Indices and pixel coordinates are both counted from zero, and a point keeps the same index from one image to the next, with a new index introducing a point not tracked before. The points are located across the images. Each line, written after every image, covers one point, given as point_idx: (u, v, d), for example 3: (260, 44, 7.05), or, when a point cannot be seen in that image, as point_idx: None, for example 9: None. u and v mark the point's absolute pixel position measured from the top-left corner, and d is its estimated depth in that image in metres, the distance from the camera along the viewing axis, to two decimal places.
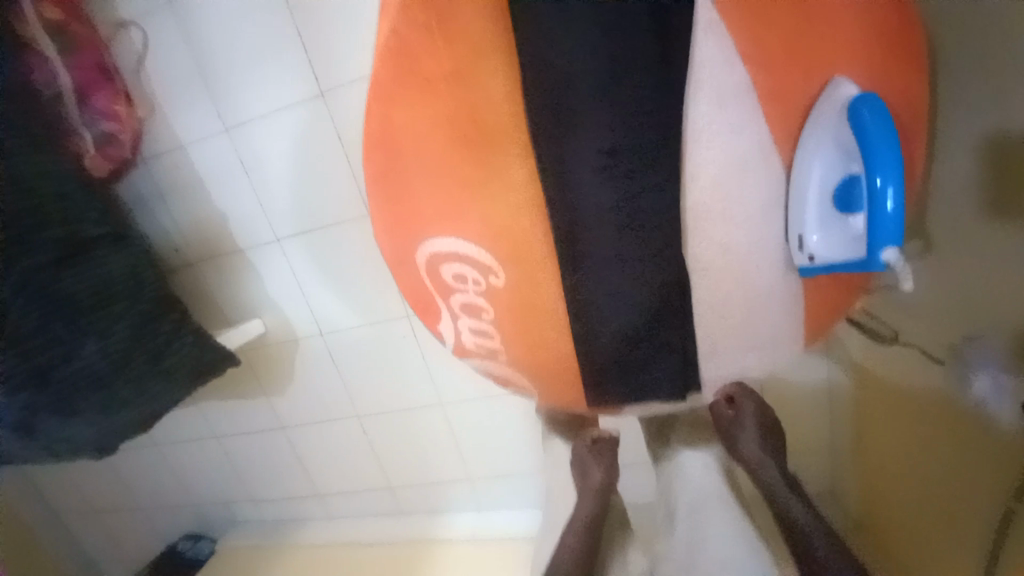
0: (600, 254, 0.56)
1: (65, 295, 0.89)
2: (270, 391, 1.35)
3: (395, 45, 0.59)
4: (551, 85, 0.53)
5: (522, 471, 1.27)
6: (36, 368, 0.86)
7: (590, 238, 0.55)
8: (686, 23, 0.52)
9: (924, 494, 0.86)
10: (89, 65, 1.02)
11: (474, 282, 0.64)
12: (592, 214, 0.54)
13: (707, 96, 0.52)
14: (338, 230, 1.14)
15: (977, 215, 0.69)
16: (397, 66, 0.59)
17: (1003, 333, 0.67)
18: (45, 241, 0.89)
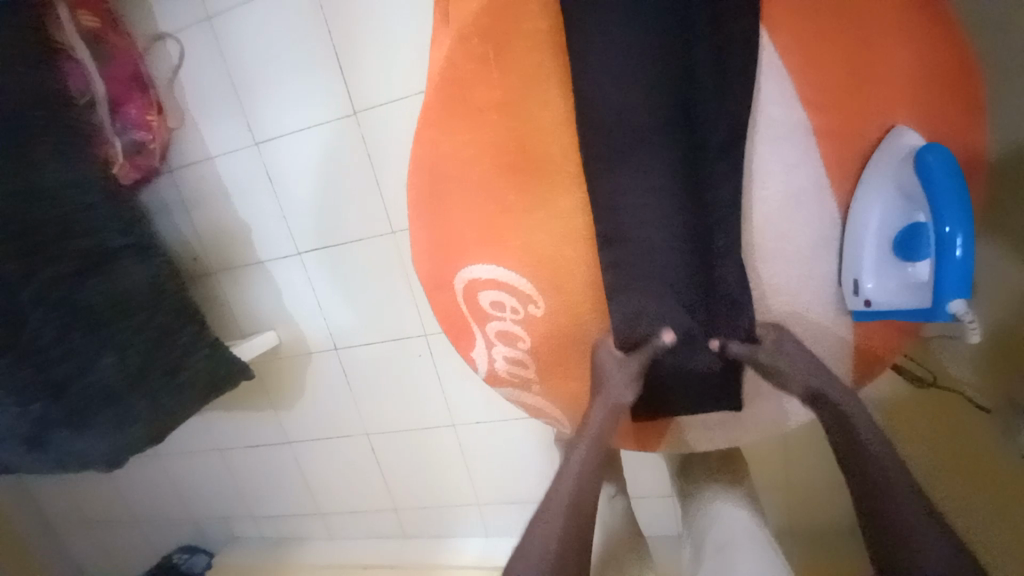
0: (642, 242, 0.55)
1: (84, 304, 0.89)
2: (278, 405, 1.33)
3: (452, 75, 0.58)
4: (605, 125, 0.53)
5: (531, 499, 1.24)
6: (52, 380, 0.84)
7: (636, 239, 0.55)
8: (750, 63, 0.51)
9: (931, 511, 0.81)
10: (124, 74, 1.02)
11: (512, 310, 0.62)
12: (640, 227, 0.55)
13: (766, 134, 0.51)
14: (360, 247, 1.14)
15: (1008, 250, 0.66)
16: (450, 94, 0.58)
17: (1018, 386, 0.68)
18: (70, 251, 0.88)
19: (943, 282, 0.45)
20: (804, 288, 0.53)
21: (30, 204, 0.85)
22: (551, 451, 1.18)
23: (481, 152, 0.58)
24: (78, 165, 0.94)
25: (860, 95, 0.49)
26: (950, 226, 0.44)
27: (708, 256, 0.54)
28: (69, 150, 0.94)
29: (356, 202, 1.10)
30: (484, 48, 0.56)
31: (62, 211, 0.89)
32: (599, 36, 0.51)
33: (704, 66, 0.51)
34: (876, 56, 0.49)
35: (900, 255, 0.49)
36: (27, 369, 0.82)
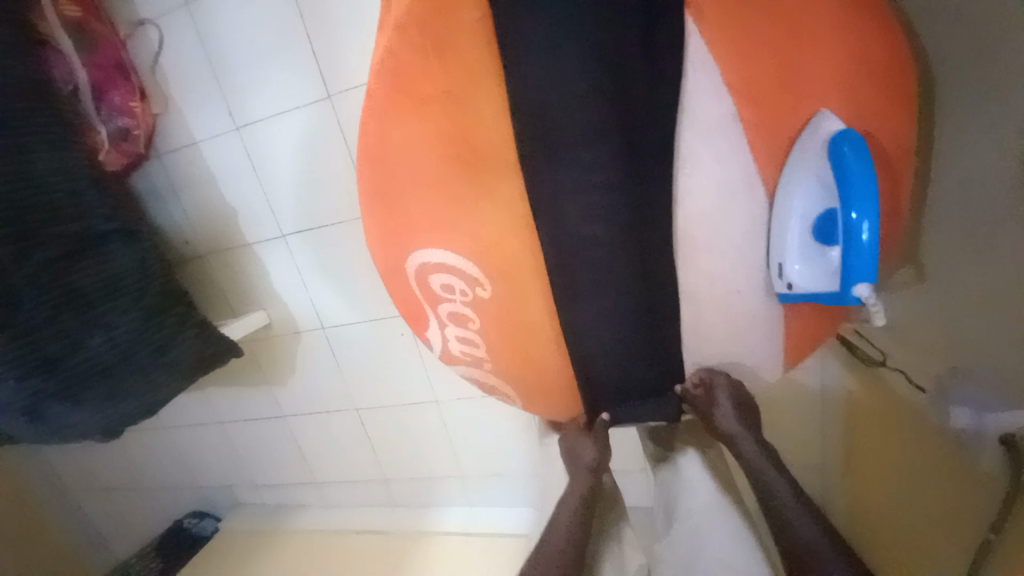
0: (576, 233, 0.58)
1: (75, 289, 0.93)
2: (272, 380, 1.40)
3: (392, 64, 0.59)
4: (540, 118, 0.55)
5: (512, 472, 1.29)
6: (44, 358, 0.89)
7: (571, 228, 0.58)
8: (679, 53, 0.51)
9: (908, 503, 0.81)
10: (106, 62, 1.04)
11: (462, 292, 0.65)
12: (575, 215, 0.57)
13: (694, 127, 0.53)
14: (341, 230, 1.17)
15: (955, 232, 0.64)
16: (393, 84, 0.59)
17: (989, 366, 0.61)
18: (53, 237, 0.92)
19: (851, 265, 0.47)
20: (736, 273, 0.56)
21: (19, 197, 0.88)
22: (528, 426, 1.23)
23: (424, 142, 0.60)
24: (65, 155, 0.97)
25: (784, 85, 0.50)
26: (857, 212, 0.46)
27: (646, 243, 0.56)
28: (56, 141, 0.95)
29: (334, 187, 1.13)
30: (424, 34, 0.57)
31: (45, 200, 0.92)
32: (533, 28, 0.53)
33: (633, 56, 0.52)
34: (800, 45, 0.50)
35: (820, 241, 0.50)
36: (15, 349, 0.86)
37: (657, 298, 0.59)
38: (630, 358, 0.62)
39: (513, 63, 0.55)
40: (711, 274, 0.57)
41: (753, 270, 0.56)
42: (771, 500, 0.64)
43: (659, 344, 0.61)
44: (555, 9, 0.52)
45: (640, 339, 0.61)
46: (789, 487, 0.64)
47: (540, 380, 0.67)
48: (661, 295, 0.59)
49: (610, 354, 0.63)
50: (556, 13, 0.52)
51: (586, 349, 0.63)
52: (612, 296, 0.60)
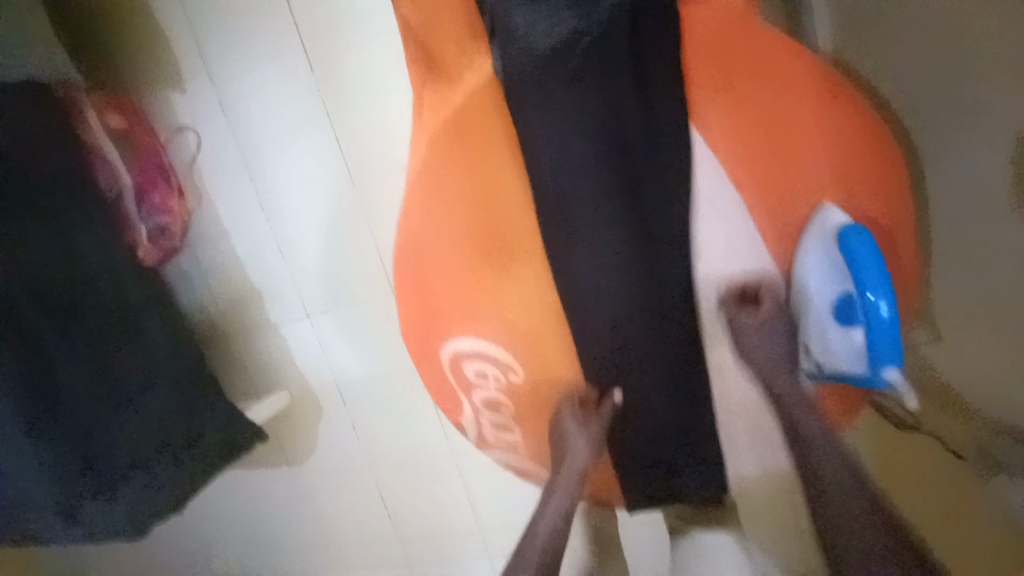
0: (601, 318, 0.61)
1: (116, 381, 0.97)
2: (293, 459, 1.39)
3: (420, 173, 0.65)
4: (562, 220, 0.60)
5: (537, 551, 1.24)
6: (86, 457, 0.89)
7: (597, 314, 0.61)
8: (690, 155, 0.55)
9: None
10: (148, 165, 1.15)
11: (494, 378, 0.67)
12: (603, 302, 0.61)
13: (709, 220, 0.56)
14: (364, 307, 1.21)
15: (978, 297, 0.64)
16: (426, 193, 0.64)
17: None
18: (94, 334, 0.95)
19: (877, 339, 0.49)
20: (763, 353, 0.58)
21: (67, 298, 0.93)
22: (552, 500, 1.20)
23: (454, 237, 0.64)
24: (111, 255, 1.01)
25: (782, 181, 0.54)
26: (873, 295, 0.49)
27: (666, 322, 0.60)
28: (103, 244, 1.00)
29: (358, 268, 1.18)
30: (450, 143, 0.62)
31: (90, 301, 0.96)
32: (551, 140, 0.58)
33: (648, 163, 0.57)
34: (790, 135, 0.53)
35: (840, 321, 0.52)
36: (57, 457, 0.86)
37: (690, 375, 0.62)
38: (661, 432, 0.64)
39: (535, 166, 0.60)
40: (735, 353, 0.60)
41: (777, 345, 0.58)
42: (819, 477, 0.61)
43: (694, 422, 0.63)
44: (572, 118, 0.58)
45: (675, 417, 0.63)
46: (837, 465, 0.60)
47: (577, 464, 0.68)
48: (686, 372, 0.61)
49: (647, 433, 0.65)
50: (574, 119, 0.57)
51: (623, 429, 0.66)
52: (647, 373, 0.63)
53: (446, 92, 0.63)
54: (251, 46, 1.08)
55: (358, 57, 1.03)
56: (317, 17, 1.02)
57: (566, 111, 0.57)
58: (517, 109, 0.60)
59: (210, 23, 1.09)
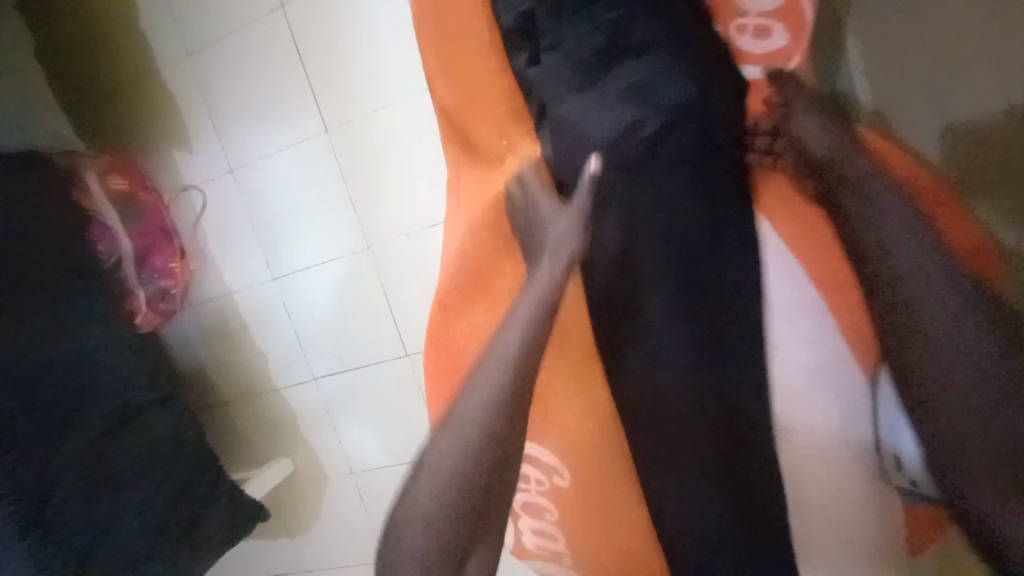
0: (652, 413, 0.57)
1: (111, 471, 0.89)
2: (295, 532, 1.28)
3: (464, 264, 0.61)
4: (616, 308, 0.57)
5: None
6: (76, 553, 0.82)
7: (647, 408, 0.58)
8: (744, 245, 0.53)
9: None
10: (152, 229, 1.07)
11: (537, 482, 0.62)
12: (652, 398, 0.57)
13: (785, 321, 0.52)
14: (375, 370, 1.14)
15: None
16: (463, 283, 0.61)
17: None
18: (95, 418, 0.89)
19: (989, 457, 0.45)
20: (837, 462, 0.52)
21: (67, 377, 0.88)
22: None
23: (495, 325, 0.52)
24: (110, 329, 0.95)
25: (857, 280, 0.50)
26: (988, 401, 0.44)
27: (740, 435, 0.55)
28: (106, 314, 0.96)
29: (370, 330, 1.12)
30: (497, 234, 0.60)
31: (90, 379, 0.91)
32: (593, 227, 0.56)
33: (708, 253, 0.54)
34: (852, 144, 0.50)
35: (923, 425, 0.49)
36: (43, 557, 0.78)
37: (762, 487, 0.55)
38: (734, 556, 0.56)
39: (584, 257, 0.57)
40: (806, 457, 0.53)
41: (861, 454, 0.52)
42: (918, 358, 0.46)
43: (769, 541, 0.55)
44: (624, 216, 0.55)
45: (745, 536, 0.55)
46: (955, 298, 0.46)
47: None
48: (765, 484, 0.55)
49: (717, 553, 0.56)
50: (627, 215, 0.54)
51: (680, 545, 0.58)
52: (702, 477, 0.56)
53: (487, 181, 0.61)
54: (264, 108, 1.06)
55: (374, 117, 1.00)
56: (332, 79, 1.00)
57: (621, 206, 0.55)
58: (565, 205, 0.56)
59: (222, 86, 1.08)
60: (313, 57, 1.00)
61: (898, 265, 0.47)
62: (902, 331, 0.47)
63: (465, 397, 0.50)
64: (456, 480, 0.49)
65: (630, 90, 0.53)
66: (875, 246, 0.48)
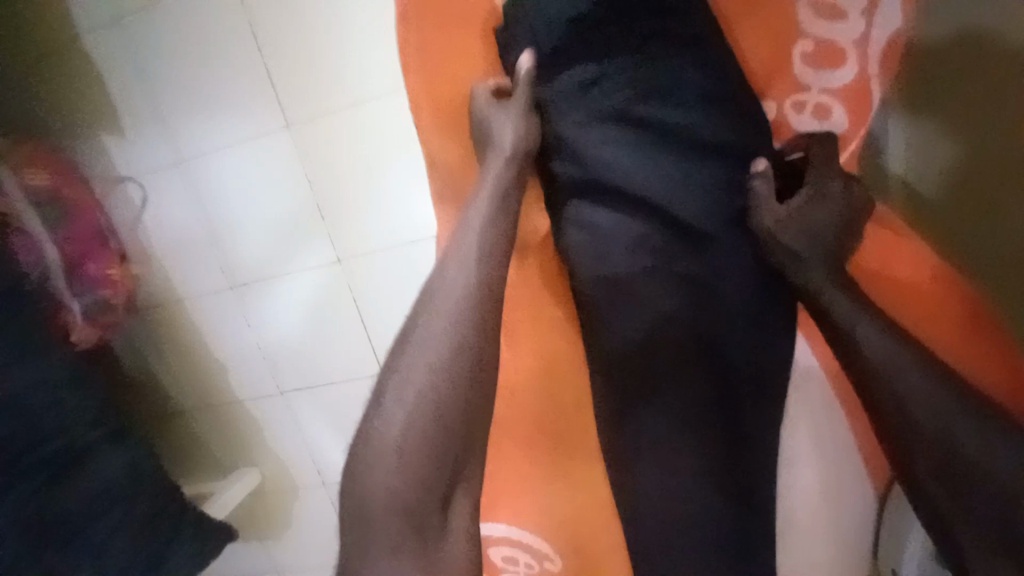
0: (650, 502, 0.60)
1: (64, 517, 0.80)
2: (265, 537, 1.27)
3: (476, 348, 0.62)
4: (632, 402, 0.61)
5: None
6: None
7: (644, 499, 0.60)
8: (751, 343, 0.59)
9: None
10: (84, 232, 0.93)
11: (527, 565, 0.68)
12: (653, 488, 0.60)
13: (801, 424, 0.61)
14: (350, 390, 1.07)
15: None
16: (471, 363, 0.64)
17: None
18: (37, 462, 0.79)
19: None
20: (821, 550, 0.61)
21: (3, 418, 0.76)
22: None
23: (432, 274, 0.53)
24: (49, 358, 0.82)
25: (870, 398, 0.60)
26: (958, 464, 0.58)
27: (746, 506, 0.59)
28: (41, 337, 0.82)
29: (344, 348, 1.04)
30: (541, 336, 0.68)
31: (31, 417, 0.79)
32: (620, 326, 0.61)
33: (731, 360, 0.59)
34: (842, 221, 0.56)
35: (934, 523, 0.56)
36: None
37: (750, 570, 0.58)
38: None
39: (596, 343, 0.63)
40: (800, 547, 0.61)
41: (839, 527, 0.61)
42: (876, 387, 0.52)
43: None
44: (645, 313, 0.60)
45: None
46: (882, 338, 0.52)
47: None
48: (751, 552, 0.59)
49: None
50: (648, 310, 0.60)
51: None
52: None
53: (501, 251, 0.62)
54: (216, 97, 0.91)
55: (342, 116, 0.87)
56: (296, 70, 0.86)
57: (636, 304, 0.60)
58: (583, 298, 0.63)
59: (160, 67, 0.92)
60: (275, 45, 0.86)
61: (862, 339, 0.53)
62: (872, 389, 0.52)
63: (443, 284, 0.52)
64: (435, 380, 0.48)
65: (657, 203, 0.60)
66: (843, 321, 0.54)
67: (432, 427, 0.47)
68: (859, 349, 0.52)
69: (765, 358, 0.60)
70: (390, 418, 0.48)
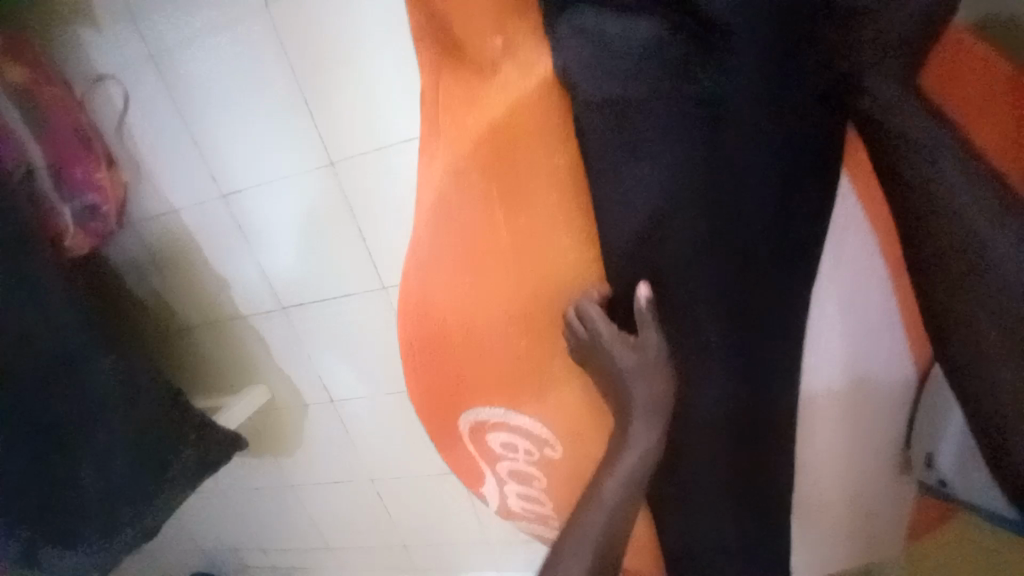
0: (697, 409, 0.53)
1: (61, 418, 0.82)
2: (277, 451, 1.30)
3: (466, 240, 0.49)
4: (671, 304, 0.48)
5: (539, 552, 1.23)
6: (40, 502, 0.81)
7: (693, 401, 0.52)
8: None
9: None
10: (64, 133, 0.88)
11: (526, 452, 0.58)
12: (694, 403, 0.52)
13: (847, 324, 0.49)
14: (351, 305, 1.05)
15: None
16: (453, 245, 0.49)
17: None
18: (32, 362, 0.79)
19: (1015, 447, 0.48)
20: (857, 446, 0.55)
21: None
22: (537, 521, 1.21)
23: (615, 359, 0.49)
24: (37, 258, 0.80)
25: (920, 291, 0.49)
26: None
27: (763, 407, 0.52)
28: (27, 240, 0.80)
29: (341, 261, 1.01)
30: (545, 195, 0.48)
31: (19, 317, 0.78)
32: (626, 194, 0.44)
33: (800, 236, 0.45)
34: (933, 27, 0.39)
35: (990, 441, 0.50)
36: (4, 501, 0.78)
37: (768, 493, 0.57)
38: None
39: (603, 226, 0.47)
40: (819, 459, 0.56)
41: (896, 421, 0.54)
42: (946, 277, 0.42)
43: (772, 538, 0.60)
44: (663, 171, 0.43)
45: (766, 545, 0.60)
46: (980, 206, 0.40)
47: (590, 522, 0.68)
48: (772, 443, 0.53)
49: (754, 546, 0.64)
50: (669, 145, 0.42)
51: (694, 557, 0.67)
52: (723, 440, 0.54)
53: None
54: None
55: None
56: None
57: (658, 131, 0.42)
58: None
59: None
60: None
61: (940, 194, 0.40)
62: (937, 260, 0.42)
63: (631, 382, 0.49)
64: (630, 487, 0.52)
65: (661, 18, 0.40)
66: (920, 177, 0.41)
67: (615, 517, 0.53)
68: (941, 201, 0.40)
69: (804, 232, 0.46)
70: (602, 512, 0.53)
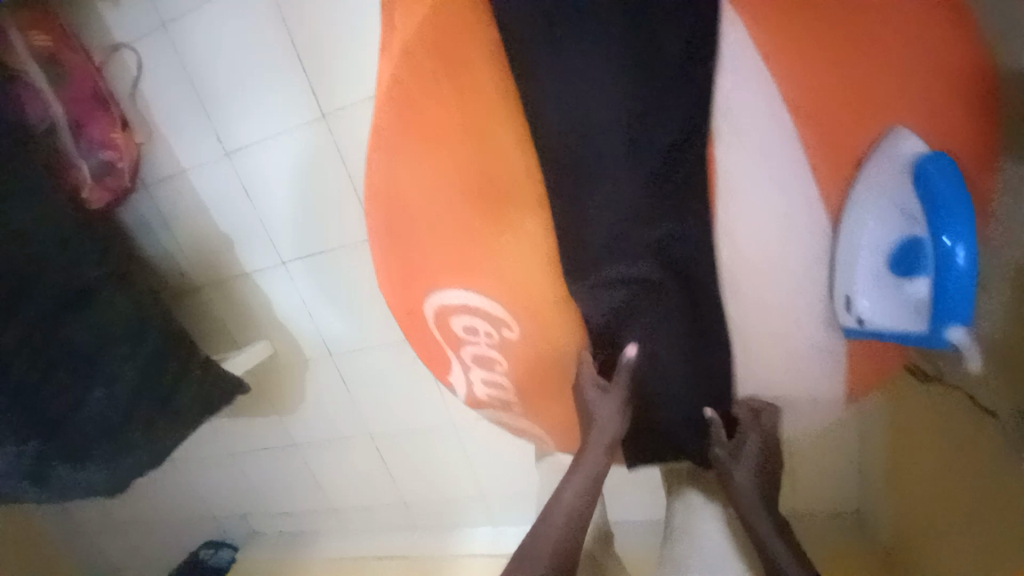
0: (594, 245, 0.67)
1: (72, 344, 0.89)
2: (280, 409, 1.36)
3: (416, 117, 0.64)
4: (569, 164, 0.64)
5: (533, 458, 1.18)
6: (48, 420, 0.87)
7: (597, 251, 0.67)
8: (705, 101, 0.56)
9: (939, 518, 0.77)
10: (85, 95, 0.99)
11: (486, 333, 0.72)
12: (600, 240, 0.67)
13: (745, 151, 0.56)
14: (343, 255, 1.11)
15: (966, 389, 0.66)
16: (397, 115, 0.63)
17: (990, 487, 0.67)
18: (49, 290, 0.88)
19: (947, 303, 0.45)
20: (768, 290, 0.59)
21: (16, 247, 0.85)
22: (532, 472, 1.23)
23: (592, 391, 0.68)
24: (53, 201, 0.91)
25: (847, 98, 0.50)
26: (952, 238, 0.43)
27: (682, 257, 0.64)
28: None
29: (335, 210, 1.07)
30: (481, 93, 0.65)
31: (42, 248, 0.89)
32: (563, 88, 0.61)
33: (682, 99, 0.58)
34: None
35: (897, 273, 0.49)
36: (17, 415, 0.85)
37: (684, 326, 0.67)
38: None
39: (536, 110, 0.63)
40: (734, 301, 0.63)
41: (818, 272, 0.56)
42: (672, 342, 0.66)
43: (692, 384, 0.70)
44: (583, 81, 0.60)
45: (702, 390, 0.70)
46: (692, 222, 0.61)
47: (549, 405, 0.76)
48: (678, 293, 0.66)
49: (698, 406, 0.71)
50: (588, 46, 0.59)
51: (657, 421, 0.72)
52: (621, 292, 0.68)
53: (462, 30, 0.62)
54: None
55: None
56: None
57: (575, 39, 0.59)
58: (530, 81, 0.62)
59: None
60: None
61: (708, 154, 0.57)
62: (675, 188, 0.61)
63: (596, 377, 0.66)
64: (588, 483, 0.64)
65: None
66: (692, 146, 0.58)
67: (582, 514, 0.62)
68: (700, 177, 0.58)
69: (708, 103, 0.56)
70: (570, 509, 0.62)
